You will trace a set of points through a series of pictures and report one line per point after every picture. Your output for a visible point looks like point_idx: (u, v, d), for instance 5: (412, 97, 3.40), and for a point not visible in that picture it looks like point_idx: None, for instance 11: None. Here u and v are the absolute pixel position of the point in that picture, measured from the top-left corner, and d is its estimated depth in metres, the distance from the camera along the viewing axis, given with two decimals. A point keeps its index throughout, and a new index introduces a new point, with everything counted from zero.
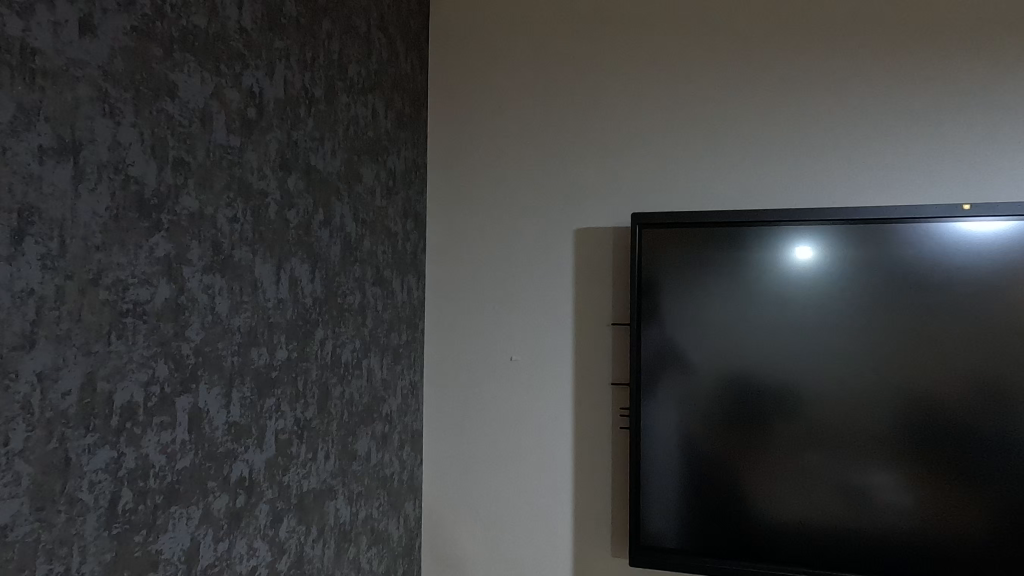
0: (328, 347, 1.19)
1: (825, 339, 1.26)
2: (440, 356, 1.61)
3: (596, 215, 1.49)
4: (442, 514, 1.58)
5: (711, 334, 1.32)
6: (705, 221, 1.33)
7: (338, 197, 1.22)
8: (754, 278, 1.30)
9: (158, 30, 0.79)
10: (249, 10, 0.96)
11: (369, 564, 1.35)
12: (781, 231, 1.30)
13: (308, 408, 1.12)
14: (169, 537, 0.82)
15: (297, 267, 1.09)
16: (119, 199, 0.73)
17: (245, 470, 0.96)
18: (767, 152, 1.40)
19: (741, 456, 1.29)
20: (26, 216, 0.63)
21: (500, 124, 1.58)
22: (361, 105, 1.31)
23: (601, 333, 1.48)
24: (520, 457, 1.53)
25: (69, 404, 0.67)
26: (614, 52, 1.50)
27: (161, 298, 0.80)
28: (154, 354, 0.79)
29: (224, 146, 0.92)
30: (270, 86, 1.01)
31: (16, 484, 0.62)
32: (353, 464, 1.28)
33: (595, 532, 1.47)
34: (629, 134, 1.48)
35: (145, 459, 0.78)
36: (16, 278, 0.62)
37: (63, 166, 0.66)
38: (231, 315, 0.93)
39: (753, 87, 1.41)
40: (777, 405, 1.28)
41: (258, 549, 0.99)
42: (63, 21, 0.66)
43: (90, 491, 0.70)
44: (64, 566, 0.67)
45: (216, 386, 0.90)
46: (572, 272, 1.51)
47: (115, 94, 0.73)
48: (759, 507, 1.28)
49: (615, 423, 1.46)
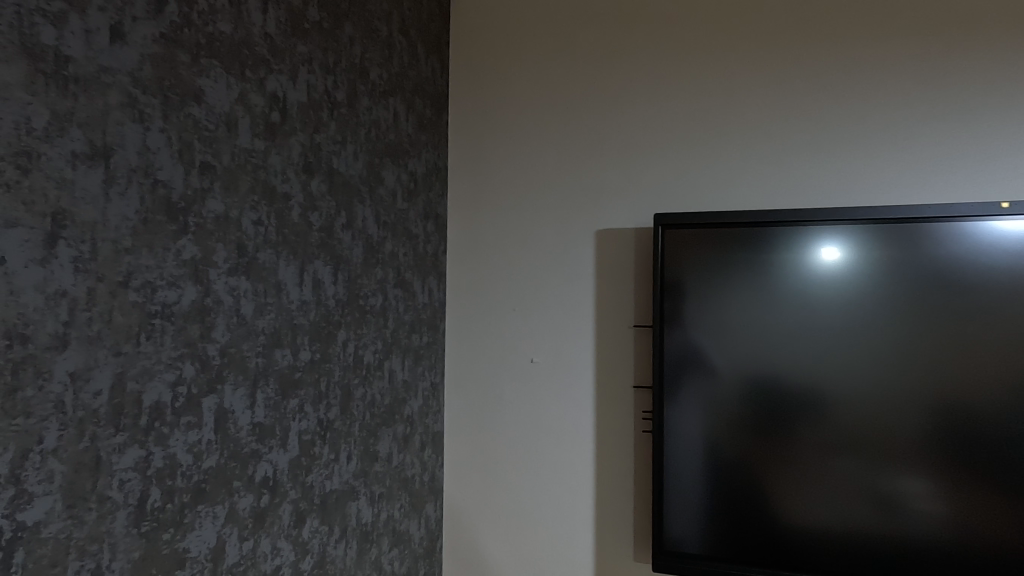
0: (350, 348, 1.20)
1: (854, 340, 1.23)
2: (460, 356, 1.61)
3: (618, 215, 1.48)
4: (464, 516, 1.58)
5: (736, 332, 1.30)
6: (730, 221, 1.30)
7: (360, 199, 1.23)
8: (780, 279, 1.28)
9: (185, 37, 0.81)
10: (273, 15, 0.98)
11: (391, 565, 1.36)
12: (807, 230, 1.27)
13: (331, 409, 1.13)
14: (196, 535, 0.83)
15: (320, 269, 1.10)
16: (148, 203, 0.75)
17: (269, 470, 0.97)
18: (794, 150, 1.37)
19: (767, 461, 1.27)
20: (59, 220, 0.64)
21: (521, 125, 1.58)
22: (382, 108, 1.32)
23: (623, 334, 1.47)
24: (541, 458, 1.52)
25: (100, 403, 0.69)
26: (636, 52, 1.49)
27: (188, 300, 0.82)
28: (181, 355, 0.80)
29: (249, 150, 0.93)
30: (294, 90, 1.03)
31: (49, 481, 0.63)
32: (375, 465, 1.29)
33: (617, 536, 1.45)
34: (651, 133, 1.47)
35: (173, 458, 0.79)
36: (49, 280, 0.63)
37: (95, 170, 0.68)
38: (255, 316, 0.94)
39: (780, 85, 1.39)
40: (805, 407, 1.25)
41: (282, 548, 1.00)
42: (95, 29, 0.68)
43: (120, 489, 0.71)
44: (95, 563, 0.68)
45: (241, 386, 0.91)
46: (592, 273, 1.49)
47: (145, 100, 0.74)
48: (786, 513, 1.25)
49: (638, 426, 1.44)
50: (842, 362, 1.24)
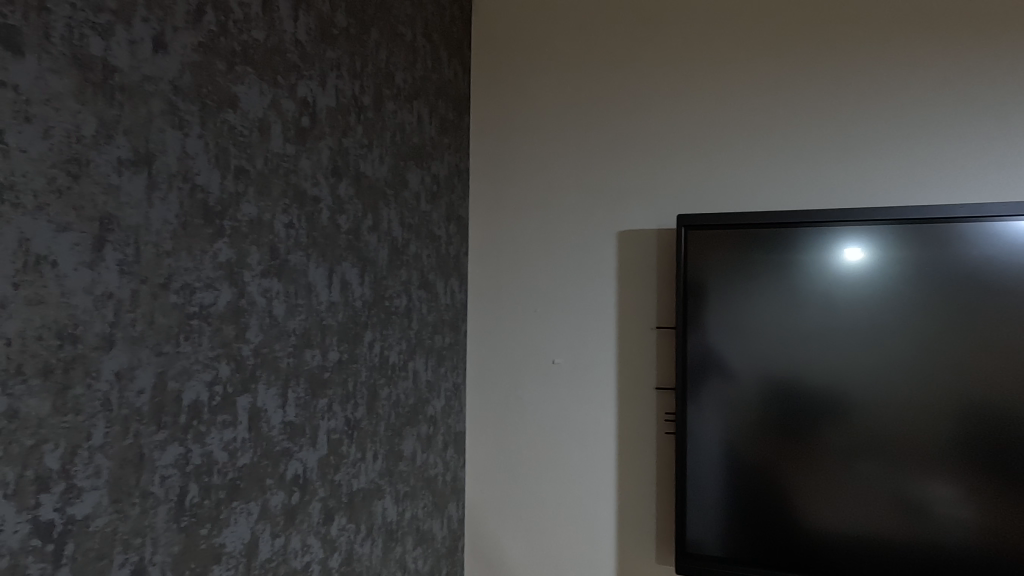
0: (376, 349, 1.21)
1: (880, 340, 1.22)
2: (482, 356, 1.62)
3: (640, 216, 1.48)
4: (486, 515, 1.59)
5: (760, 333, 1.29)
6: (753, 222, 1.29)
7: (386, 202, 1.25)
8: (803, 279, 1.27)
9: (221, 45, 0.83)
10: (303, 23, 1.00)
11: (415, 563, 1.37)
12: (831, 230, 1.26)
13: (358, 409, 1.15)
14: (231, 531, 0.85)
15: (348, 271, 1.11)
16: (187, 207, 0.77)
17: (299, 469, 0.99)
18: (820, 150, 1.35)
19: (791, 463, 1.26)
20: (106, 224, 0.66)
21: (542, 127, 1.58)
22: (407, 111, 1.33)
23: (645, 336, 1.46)
24: (562, 458, 1.53)
25: (143, 402, 0.71)
26: (659, 54, 1.49)
27: (224, 302, 0.84)
28: (217, 355, 0.83)
29: (281, 155, 0.95)
30: (323, 95, 1.04)
31: (96, 476, 0.65)
32: (400, 464, 1.30)
33: (639, 537, 1.45)
34: (672, 134, 1.46)
35: (210, 455, 0.81)
36: (97, 282, 0.66)
37: (139, 176, 0.70)
38: (287, 317, 0.96)
39: (805, 86, 1.37)
40: (830, 409, 1.24)
41: (312, 545, 1.02)
42: (139, 39, 0.70)
43: (161, 485, 0.73)
44: (138, 556, 0.70)
45: (273, 385, 0.93)
46: (614, 275, 1.50)
47: (184, 108, 0.77)
48: (809, 517, 1.24)
49: (660, 427, 1.44)
50: (868, 363, 1.22)
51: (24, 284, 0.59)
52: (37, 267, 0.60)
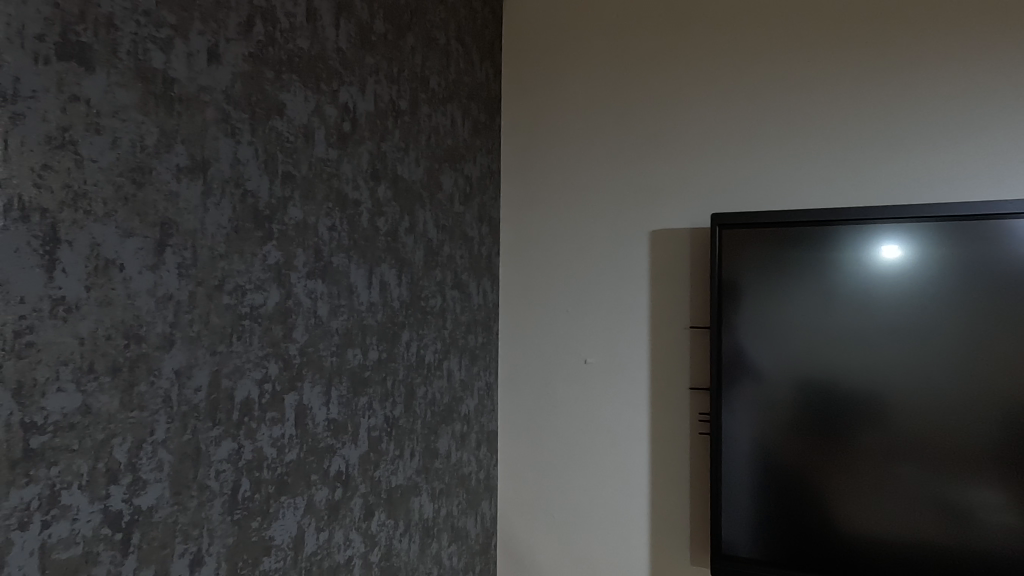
0: (413, 348, 1.24)
1: (918, 338, 1.19)
2: (513, 357, 1.63)
3: (672, 216, 1.47)
4: (518, 515, 1.61)
5: (796, 334, 1.27)
6: (788, 221, 1.28)
7: (421, 204, 1.27)
8: (838, 278, 1.25)
9: (269, 55, 0.86)
10: (344, 30, 1.02)
11: (449, 560, 1.40)
12: (867, 229, 1.23)
13: (396, 407, 1.17)
14: (280, 524, 0.88)
15: (386, 272, 1.14)
16: (239, 212, 0.81)
17: (341, 465, 1.01)
18: (859, 149, 1.33)
19: (825, 467, 1.24)
20: (166, 229, 0.70)
21: (573, 129, 1.59)
22: (441, 114, 1.35)
23: (679, 336, 1.45)
24: (594, 457, 1.53)
25: (200, 399, 0.75)
26: (692, 55, 1.48)
27: (273, 302, 0.87)
28: (267, 354, 0.86)
29: (324, 159, 0.97)
30: (362, 101, 1.07)
31: (159, 469, 0.69)
32: (435, 461, 1.32)
33: (673, 539, 1.44)
34: (705, 132, 1.45)
35: (260, 451, 0.84)
36: (159, 284, 0.69)
37: (195, 183, 0.74)
38: (330, 317, 0.98)
39: (845, 85, 1.34)
40: (870, 412, 1.21)
41: (353, 540, 1.05)
42: (195, 52, 0.74)
43: (216, 479, 0.77)
44: (196, 547, 0.74)
45: (318, 384, 0.96)
46: (647, 274, 1.49)
47: (236, 116, 0.80)
48: (846, 522, 1.22)
49: (694, 427, 1.43)
50: (909, 362, 1.19)
51: (96, 287, 0.62)
52: (107, 271, 0.64)
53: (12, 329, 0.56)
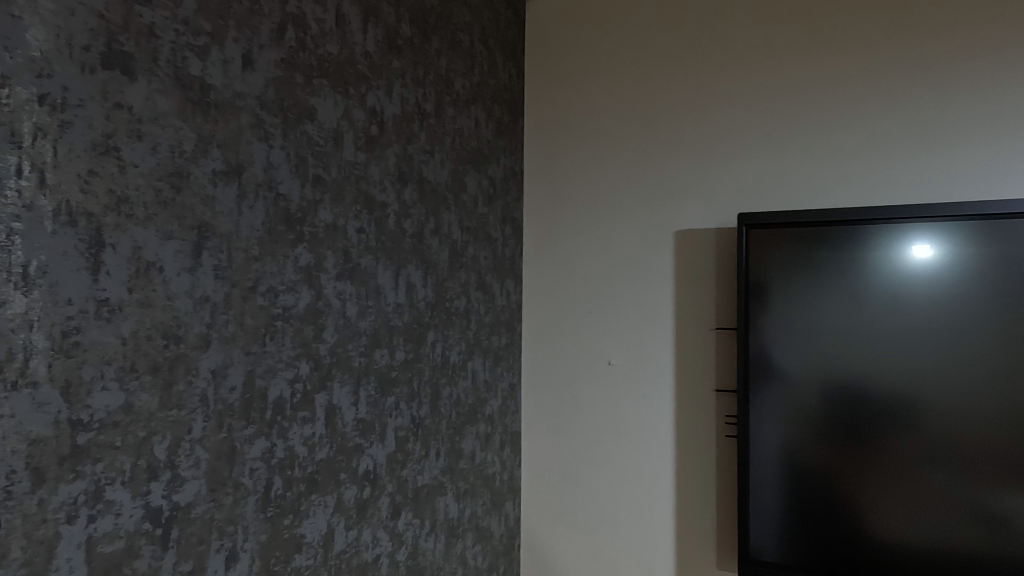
0: (438, 349, 1.24)
1: (950, 340, 1.16)
2: (536, 358, 1.63)
3: (697, 216, 1.45)
4: (541, 517, 1.60)
5: (823, 335, 1.24)
6: (816, 221, 1.25)
7: (446, 206, 1.28)
8: (866, 279, 1.22)
9: (300, 60, 0.88)
10: (372, 35, 1.03)
11: (474, 560, 1.40)
12: (898, 228, 1.20)
13: (422, 407, 1.18)
14: (311, 522, 0.89)
15: (412, 274, 1.15)
16: (271, 215, 0.82)
17: (369, 464, 1.02)
18: (891, 146, 1.29)
19: (855, 471, 1.21)
20: (203, 232, 0.72)
21: (596, 130, 1.58)
22: (465, 116, 1.36)
23: (705, 337, 1.44)
24: (618, 459, 1.52)
25: (234, 398, 0.77)
26: (717, 54, 1.46)
27: (304, 304, 0.88)
28: (298, 354, 0.87)
29: (353, 163, 0.98)
30: (389, 104, 1.08)
31: (196, 467, 0.71)
32: (460, 462, 1.33)
33: (699, 543, 1.42)
34: (729, 131, 1.43)
35: (292, 450, 0.86)
36: (196, 286, 0.71)
37: (230, 186, 0.76)
38: (358, 318, 1.00)
39: (876, 81, 1.31)
40: (902, 416, 1.18)
41: (381, 539, 1.06)
42: (230, 58, 0.76)
43: (250, 477, 0.79)
44: (231, 543, 0.76)
45: (347, 384, 0.97)
46: (672, 275, 1.47)
47: (269, 121, 0.82)
48: (876, 529, 1.19)
49: (721, 430, 1.41)
50: (941, 365, 1.16)
51: (137, 288, 0.65)
52: (147, 273, 0.66)
53: (60, 330, 0.58)
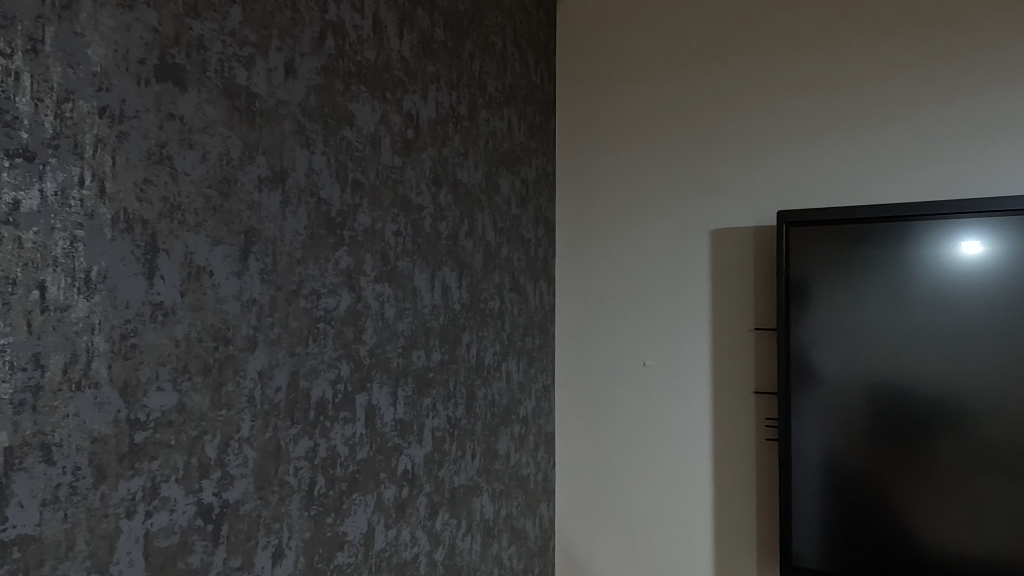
0: (473, 350, 1.25)
1: (1002, 341, 1.11)
2: (569, 360, 1.63)
3: (734, 214, 1.42)
4: (576, 520, 1.60)
5: (866, 337, 1.20)
6: (858, 217, 1.21)
7: (480, 208, 1.28)
8: (910, 277, 1.18)
9: (340, 67, 0.89)
10: (407, 40, 1.05)
11: (510, 561, 1.40)
12: (942, 224, 1.16)
13: (457, 408, 1.19)
14: (352, 521, 0.91)
15: (447, 275, 1.16)
16: (314, 219, 0.84)
17: (408, 464, 1.04)
18: (942, 136, 1.24)
19: (901, 476, 1.17)
20: (249, 238, 0.75)
21: (627, 128, 1.57)
22: (499, 118, 1.36)
23: (743, 338, 1.40)
24: (654, 462, 1.50)
25: (280, 398, 0.79)
26: (752, 47, 1.43)
27: (344, 306, 0.90)
28: (340, 355, 0.89)
29: (390, 166, 1.00)
30: (425, 108, 1.09)
31: (244, 465, 0.74)
32: (496, 463, 1.33)
33: (738, 549, 1.39)
34: (765, 126, 1.40)
35: (334, 449, 0.87)
36: (243, 289, 0.74)
37: (275, 192, 0.78)
38: (396, 319, 1.01)
39: (924, 68, 1.26)
40: (952, 420, 1.13)
41: (419, 538, 1.07)
42: (274, 68, 0.78)
43: (295, 476, 0.81)
44: (277, 540, 0.78)
45: (386, 385, 0.98)
46: (709, 275, 1.45)
47: (311, 128, 0.84)
48: (925, 539, 1.15)
49: (761, 433, 1.37)
50: (992, 367, 1.11)
51: (189, 292, 0.67)
52: (198, 278, 0.69)
53: (119, 332, 0.61)
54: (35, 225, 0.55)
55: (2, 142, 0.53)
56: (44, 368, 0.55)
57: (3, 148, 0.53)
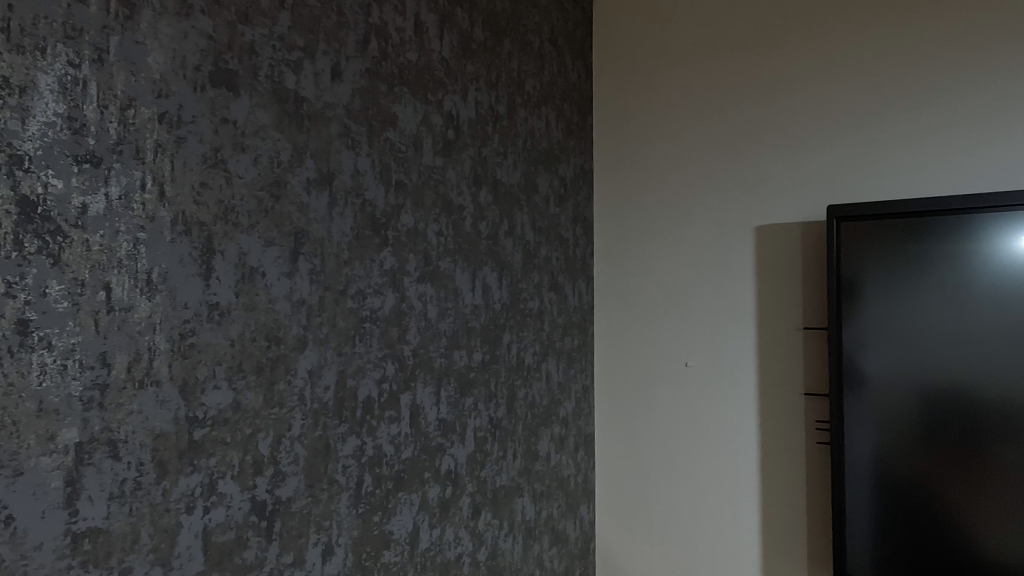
0: (513, 350, 1.24)
1: None
2: (609, 361, 1.61)
3: (780, 209, 1.38)
4: (617, 523, 1.57)
5: (922, 338, 1.14)
6: (914, 211, 1.15)
7: (519, 208, 1.28)
8: (971, 274, 1.11)
9: (383, 69, 0.90)
10: (447, 41, 1.05)
11: (551, 562, 1.39)
12: (1005, 218, 1.09)
13: (499, 408, 1.18)
14: (398, 519, 0.92)
15: (488, 275, 1.15)
16: (359, 221, 0.85)
17: (451, 464, 1.04)
18: (1005, 117, 1.16)
19: (962, 484, 1.10)
20: (299, 239, 0.76)
21: (665, 123, 1.55)
22: (537, 117, 1.36)
23: (792, 337, 1.36)
24: (698, 465, 1.46)
25: (328, 397, 0.80)
26: (795, 33, 1.38)
27: (389, 306, 0.90)
28: (385, 355, 0.89)
29: (432, 167, 1.00)
30: (464, 108, 1.09)
31: (295, 462, 0.75)
32: (536, 463, 1.33)
33: (788, 556, 1.34)
34: (811, 115, 1.35)
35: (380, 448, 0.88)
36: (294, 289, 0.75)
37: (323, 194, 0.79)
38: (439, 319, 1.01)
39: (980, 46, 1.19)
40: (1019, 426, 1.07)
41: (462, 538, 1.07)
42: (321, 71, 0.80)
43: (343, 474, 0.82)
44: (327, 537, 0.79)
45: (429, 384, 0.99)
46: (754, 272, 1.40)
47: (356, 130, 0.85)
48: (990, 552, 1.08)
49: (812, 436, 1.32)
50: None
51: (243, 293, 0.69)
52: (251, 278, 0.70)
53: (178, 332, 0.63)
54: (102, 228, 0.57)
55: (71, 148, 0.55)
56: (110, 367, 0.57)
57: (72, 153, 0.55)
